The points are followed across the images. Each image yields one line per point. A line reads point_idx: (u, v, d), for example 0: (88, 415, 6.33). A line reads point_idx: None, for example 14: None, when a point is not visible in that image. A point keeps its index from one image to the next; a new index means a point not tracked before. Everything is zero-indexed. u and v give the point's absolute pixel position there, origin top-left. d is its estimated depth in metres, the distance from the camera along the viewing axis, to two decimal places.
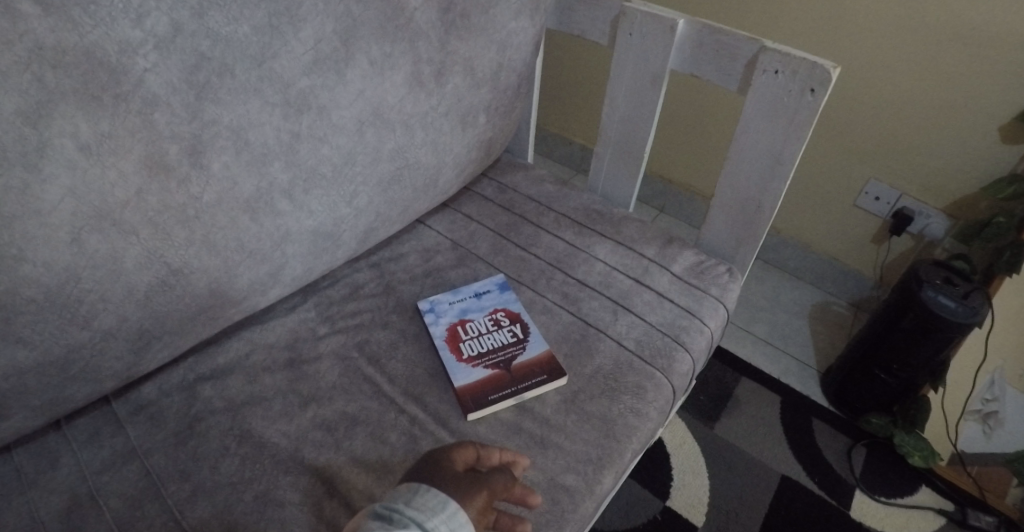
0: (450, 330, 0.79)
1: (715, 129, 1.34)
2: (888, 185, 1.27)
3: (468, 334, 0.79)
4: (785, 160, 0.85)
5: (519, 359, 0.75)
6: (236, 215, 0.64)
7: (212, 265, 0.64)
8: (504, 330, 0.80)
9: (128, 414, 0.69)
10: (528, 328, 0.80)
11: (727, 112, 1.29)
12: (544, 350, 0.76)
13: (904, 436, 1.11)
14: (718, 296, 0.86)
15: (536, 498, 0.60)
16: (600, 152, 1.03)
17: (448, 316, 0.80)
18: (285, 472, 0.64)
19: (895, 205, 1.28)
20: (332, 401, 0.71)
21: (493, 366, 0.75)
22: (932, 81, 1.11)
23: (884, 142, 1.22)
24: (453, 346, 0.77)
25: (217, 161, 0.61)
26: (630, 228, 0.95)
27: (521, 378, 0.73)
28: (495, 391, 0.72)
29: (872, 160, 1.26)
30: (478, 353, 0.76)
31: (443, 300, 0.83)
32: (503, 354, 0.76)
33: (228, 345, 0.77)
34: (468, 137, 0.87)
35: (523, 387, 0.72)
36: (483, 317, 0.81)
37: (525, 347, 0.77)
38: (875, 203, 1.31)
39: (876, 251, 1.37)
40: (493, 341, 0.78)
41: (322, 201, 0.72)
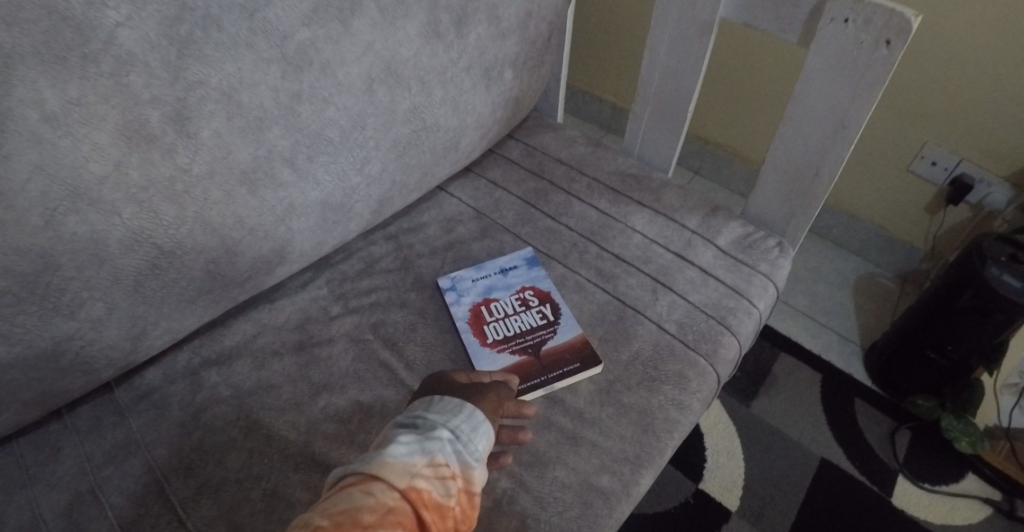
0: (473, 311, 0.72)
1: (767, 95, 1.23)
2: (946, 149, 1.15)
3: (492, 315, 0.72)
4: (850, 123, 0.75)
5: (549, 344, 0.69)
6: (232, 189, 0.57)
7: (209, 245, 0.58)
8: (532, 311, 0.73)
9: (132, 402, 0.65)
10: (559, 309, 0.73)
11: (783, 70, 1.17)
12: (577, 334, 0.70)
13: (952, 420, 1.04)
14: (768, 273, 0.78)
15: (531, 408, 0.62)
16: (638, 111, 0.93)
17: (471, 295, 0.74)
18: (294, 468, 0.60)
19: (954, 172, 1.16)
20: (345, 389, 0.65)
21: (520, 352, 0.69)
22: (1007, 35, 0.97)
23: (948, 101, 1.10)
24: (477, 329, 0.70)
25: (207, 129, 0.53)
26: (670, 195, 0.86)
27: (551, 366, 0.67)
28: (521, 380, 0.66)
29: (932, 121, 1.14)
30: (503, 337, 0.70)
31: (464, 276, 0.76)
32: (532, 338, 0.70)
33: (235, 326, 0.71)
34: (491, 95, 0.78)
35: (553, 376, 0.65)
36: (510, 297, 0.74)
37: (555, 331, 0.70)
38: (931, 169, 1.19)
39: (931, 218, 1.25)
40: (520, 324, 0.72)
41: (330, 169, 0.64)
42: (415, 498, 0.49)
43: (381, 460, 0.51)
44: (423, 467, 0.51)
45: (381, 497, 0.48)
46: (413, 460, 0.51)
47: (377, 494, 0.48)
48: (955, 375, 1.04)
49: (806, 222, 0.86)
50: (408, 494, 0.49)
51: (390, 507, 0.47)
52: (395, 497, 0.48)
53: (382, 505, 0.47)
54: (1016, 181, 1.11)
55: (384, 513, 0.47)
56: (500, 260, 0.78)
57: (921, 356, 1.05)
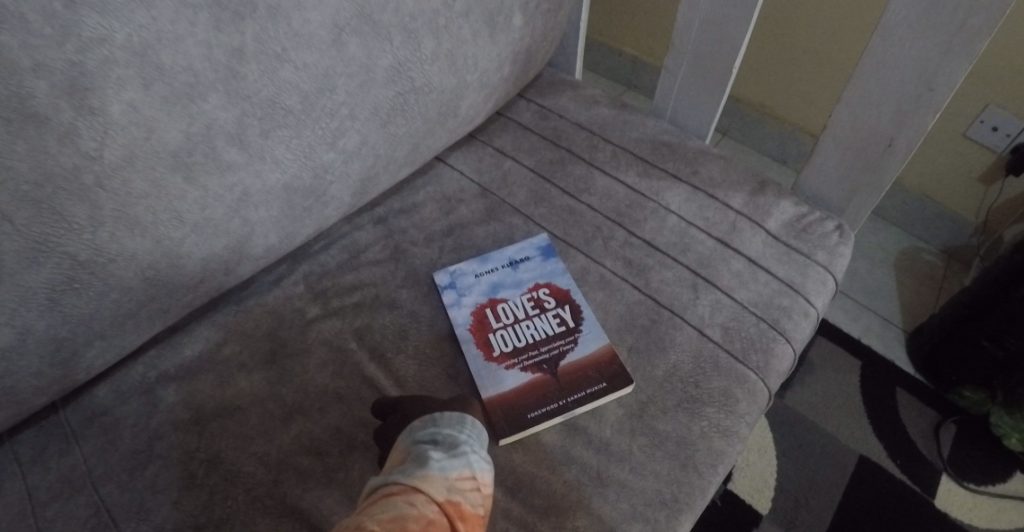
0: (477, 316, 0.61)
1: (817, 59, 1.11)
2: (1013, 114, 1.01)
3: (500, 322, 0.61)
4: (940, 82, 0.60)
5: (569, 359, 0.58)
6: (162, 177, 0.45)
7: (141, 247, 0.46)
8: (547, 315, 0.61)
9: (77, 427, 0.55)
10: (579, 312, 0.61)
11: (839, 33, 1.05)
12: (603, 345, 0.58)
13: (1001, 416, 0.94)
14: (826, 263, 0.66)
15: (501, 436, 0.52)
16: (671, 66, 0.78)
17: (474, 295, 0.62)
18: (262, 513, 0.50)
19: (1017, 139, 1.03)
20: (322, 413, 0.55)
21: (533, 369, 0.58)
22: None
23: None
24: (480, 338, 0.59)
25: (116, 102, 0.41)
26: (709, 166, 0.73)
27: (571, 386, 0.56)
28: (532, 404, 0.55)
29: (1004, 82, 0.99)
30: (513, 348, 0.59)
31: (465, 271, 0.64)
32: (548, 350, 0.59)
33: (198, 333, 0.61)
34: (497, 46, 0.64)
35: (574, 400, 0.55)
36: (521, 298, 0.63)
37: (576, 342, 0.59)
38: (991, 135, 1.05)
39: (984, 188, 1.12)
40: (534, 331, 0.60)
41: (293, 146, 0.51)
42: (454, 513, 0.41)
43: (416, 471, 0.43)
44: (456, 479, 0.44)
45: (422, 509, 0.40)
46: (447, 470, 0.44)
47: (417, 506, 0.40)
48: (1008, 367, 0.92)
49: (872, 201, 0.72)
50: (446, 509, 0.41)
51: (432, 521, 0.40)
52: (436, 511, 0.41)
53: (423, 517, 0.40)
54: None
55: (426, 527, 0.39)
56: (510, 250, 0.66)
57: (974, 345, 0.94)
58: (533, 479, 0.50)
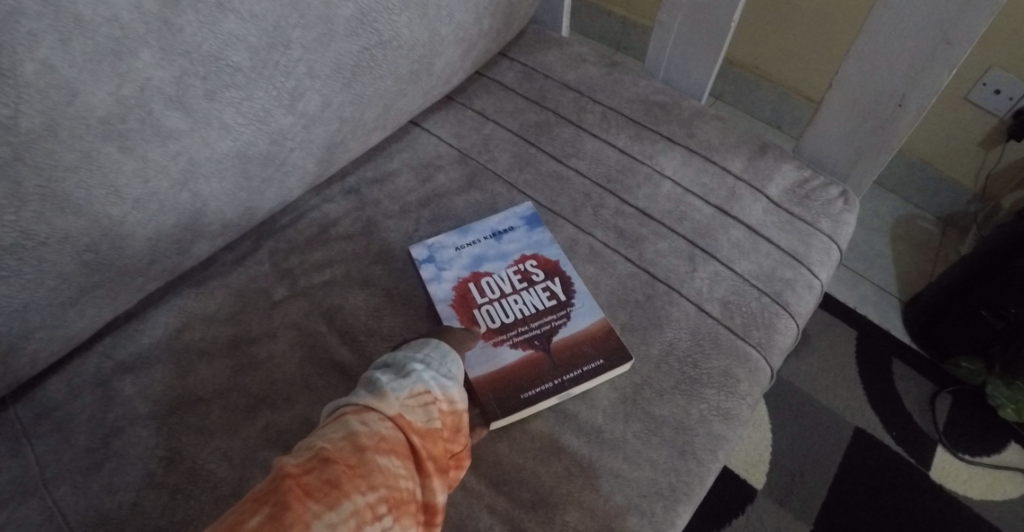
0: (459, 291, 0.56)
1: (816, 14, 1.06)
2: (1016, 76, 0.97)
3: (485, 297, 0.56)
4: (957, 35, 0.55)
5: (562, 335, 0.54)
6: (92, 146, 0.39)
7: (75, 229, 0.41)
8: (536, 289, 0.57)
9: (26, 424, 0.51)
10: (570, 285, 0.57)
11: None
12: (598, 319, 0.54)
13: (999, 386, 0.92)
14: (831, 232, 0.62)
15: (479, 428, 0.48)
16: (665, 20, 0.72)
17: (456, 269, 0.58)
18: (228, 514, 0.46)
19: (1019, 103, 0.99)
20: (291, 403, 0.51)
21: (523, 345, 0.53)
22: None
23: None
24: (464, 315, 0.55)
25: (29, 60, 0.35)
26: (706, 129, 0.68)
27: (565, 364, 0.52)
28: (525, 385, 0.51)
29: (1009, 41, 0.95)
30: (501, 324, 0.55)
31: (445, 244, 0.59)
32: (538, 326, 0.55)
33: (155, 319, 0.56)
34: None
35: (569, 379, 0.51)
36: (507, 272, 0.58)
37: (568, 318, 0.55)
38: (993, 98, 1.01)
39: (984, 155, 1.09)
40: (522, 306, 0.56)
41: (243, 109, 0.46)
42: (408, 428, 0.39)
43: (368, 392, 0.41)
44: (409, 394, 0.41)
45: (374, 425, 0.38)
46: (400, 387, 0.41)
47: (370, 423, 0.38)
48: (1006, 338, 0.90)
49: (880, 163, 0.68)
50: (401, 423, 0.39)
51: (385, 436, 0.38)
52: (390, 426, 0.39)
53: (376, 433, 0.38)
54: None
55: (379, 442, 0.37)
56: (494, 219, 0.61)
57: (973, 315, 0.91)
58: (520, 469, 0.47)
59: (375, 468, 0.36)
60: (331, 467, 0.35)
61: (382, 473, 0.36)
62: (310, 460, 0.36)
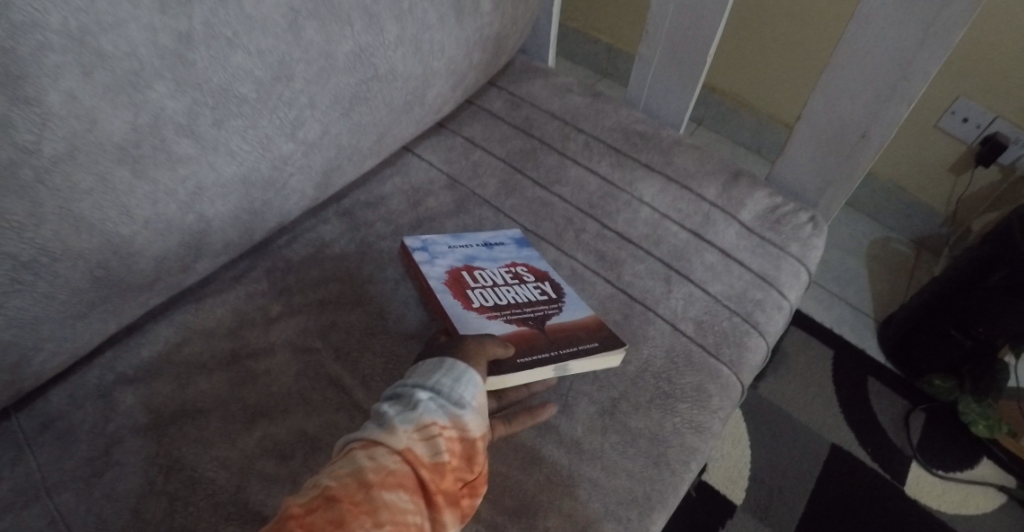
0: (452, 275, 0.58)
1: (796, 40, 1.12)
2: (981, 105, 1.06)
3: (477, 283, 0.58)
4: (914, 73, 0.60)
5: (554, 320, 0.56)
6: (109, 171, 0.42)
7: (89, 247, 0.44)
8: (528, 285, 0.59)
9: (26, 435, 0.53)
10: (560, 287, 0.60)
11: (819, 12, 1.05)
12: (588, 314, 0.57)
13: (970, 403, 0.96)
14: (800, 255, 0.66)
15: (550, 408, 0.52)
16: (645, 54, 0.77)
17: (449, 259, 0.60)
18: (225, 520, 0.48)
19: (986, 130, 1.08)
20: (287, 415, 0.53)
21: (517, 323, 0.55)
22: None
23: (994, 50, 0.99)
24: (456, 292, 0.57)
25: (55, 91, 0.38)
26: (684, 158, 0.72)
27: (561, 341, 0.54)
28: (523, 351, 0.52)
29: (972, 75, 1.04)
30: (494, 305, 0.56)
31: (439, 242, 0.62)
32: (531, 313, 0.56)
33: (154, 334, 0.58)
34: (465, 32, 0.62)
35: (566, 352, 0.53)
36: (498, 269, 0.60)
37: (561, 309, 0.57)
38: (961, 126, 1.10)
39: (954, 180, 1.17)
40: (514, 296, 0.58)
41: (249, 138, 0.49)
42: (415, 462, 0.41)
43: (378, 424, 0.43)
44: (415, 427, 0.43)
45: (381, 461, 0.40)
46: (407, 420, 0.43)
47: (376, 458, 0.41)
48: (975, 355, 0.95)
49: (847, 190, 0.71)
50: (408, 457, 0.41)
51: (391, 472, 0.40)
52: (396, 460, 0.41)
53: (383, 468, 0.40)
54: None
55: (385, 477, 0.40)
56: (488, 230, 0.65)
57: (943, 334, 0.96)
58: (504, 479, 0.49)
59: (380, 505, 0.38)
60: (337, 506, 0.38)
61: (386, 510, 0.38)
62: (317, 498, 0.39)
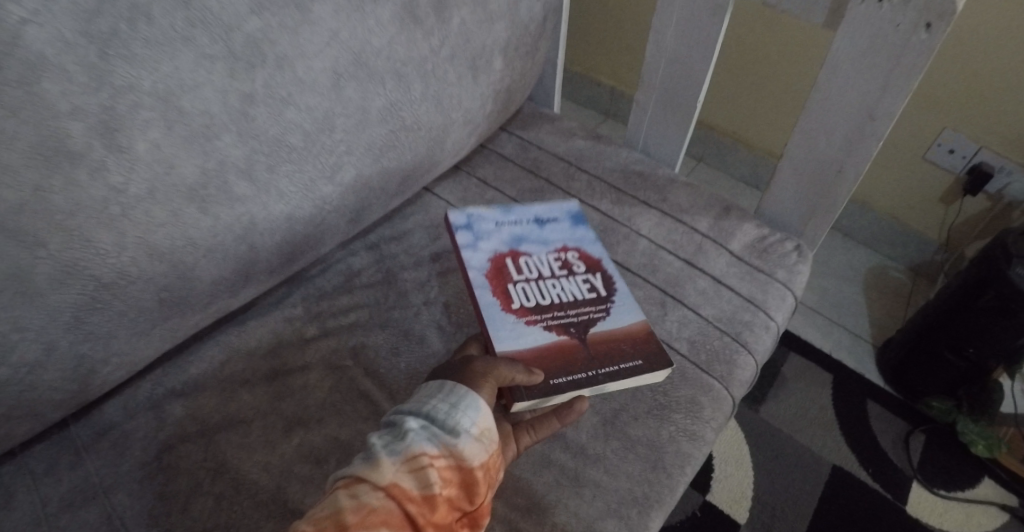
0: (499, 264, 0.67)
1: (782, 82, 1.21)
2: (965, 137, 1.12)
3: (522, 275, 0.67)
4: (881, 113, 0.65)
5: (598, 329, 0.62)
6: (179, 207, 0.50)
7: (158, 271, 0.51)
8: (569, 281, 0.67)
9: (87, 442, 0.59)
10: (598, 284, 0.67)
11: (799, 56, 1.15)
12: (629, 323, 0.63)
13: (968, 424, 1.00)
14: (786, 281, 0.72)
15: (582, 403, 0.57)
16: (642, 101, 0.85)
17: (495, 244, 0.69)
18: (267, 517, 0.53)
19: (972, 161, 1.14)
20: (321, 424, 0.59)
21: (558, 329, 0.62)
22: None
23: (970, 86, 1.07)
24: (501, 280, 0.65)
25: (143, 141, 0.46)
26: (678, 194, 0.80)
27: (602, 359, 0.60)
28: (561, 370, 0.58)
29: (952, 109, 1.11)
30: (535, 297, 0.64)
31: (485, 220, 0.71)
32: (574, 315, 0.64)
33: (201, 352, 0.65)
34: (480, 87, 0.71)
35: (604, 373, 0.59)
36: (541, 260, 0.69)
37: (599, 312, 0.64)
38: (948, 157, 1.16)
39: (946, 210, 1.23)
40: (555, 292, 0.66)
41: (295, 180, 0.57)
42: (399, 496, 0.46)
43: (367, 460, 0.48)
44: (401, 461, 0.47)
45: (364, 498, 0.45)
46: (392, 455, 0.47)
47: (360, 496, 0.45)
48: (971, 376, 0.98)
49: (828, 222, 0.76)
50: (391, 492, 0.45)
51: (374, 508, 0.44)
52: (380, 497, 0.45)
53: (364, 506, 0.44)
54: None
55: (366, 515, 0.44)
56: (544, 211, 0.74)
57: (938, 357, 1.00)
58: (517, 482, 0.54)
59: None
60: None
61: None
62: None
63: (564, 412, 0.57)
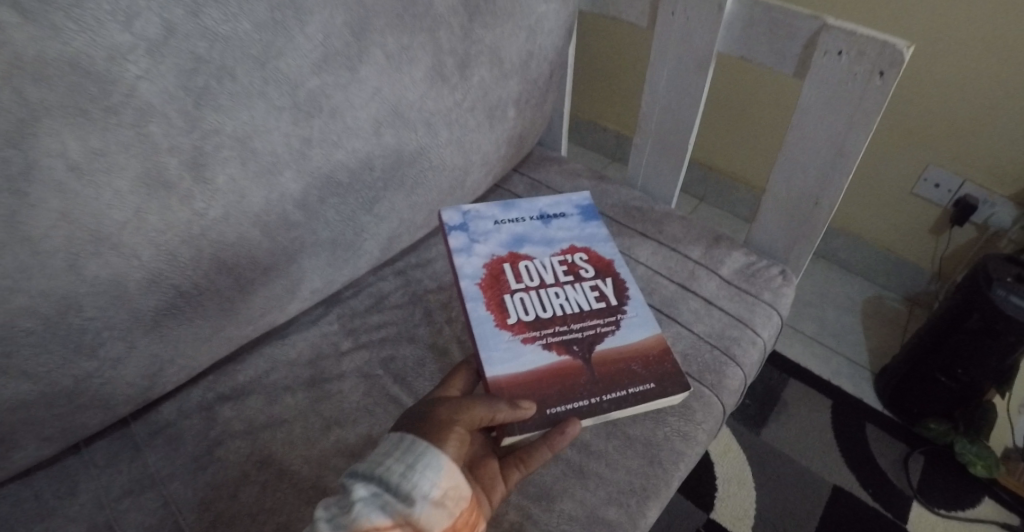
0: (497, 271, 0.72)
1: (766, 124, 1.32)
2: (949, 172, 1.21)
3: (519, 283, 0.72)
4: (847, 150, 0.74)
5: (601, 349, 0.66)
6: (245, 230, 0.60)
7: (223, 284, 0.61)
8: (567, 292, 0.72)
9: (146, 438, 0.67)
10: (596, 298, 0.71)
11: (778, 100, 1.26)
12: (631, 344, 0.67)
13: (966, 444, 1.03)
14: (771, 302, 0.79)
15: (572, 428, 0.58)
16: (640, 144, 0.95)
17: (493, 249, 0.75)
18: (307, 502, 0.61)
19: (957, 193, 1.22)
20: (355, 423, 0.67)
21: (558, 348, 0.65)
22: (994, 61, 1.05)
23: (949, 125, 1.16)
24: (499, 287, 0.70)
25: (222, 174, 0.56)
26: (673, 227, 0.88)
27: (605, 386, 0.63)
28: (563, 397, 0.61)
29: (934, 147, 1.20)
30: (533, 306, 0.69)
31: (486, 225, 0.78)
32: (576, 334, 0.67)
33: (248, 362, 0.73)
34: (496, 133, 0.81)
35: (609, 402, 0.62)
36: (540, 268, 0.74)
37: (597, 328, 0.68)
38: (935, 191, 1.24)
39: (936, 241, 1.31)
40: (554, 303, 0.70)
41: (340, 210, 0.67)
42: None
43: None
44: None
45: None
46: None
47: None
48: (965, 396, 1.03)
49: (810, 249, 0.84)
50: None
51: None
52: None
53: None
54: (1020, 200, 1.16)
55: None
56: (551, 208, 0.83)
57: (932, 380, 1.05)
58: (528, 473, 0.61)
59: None
60: None
61: None
62: None
63: (558, 438, 0.57)
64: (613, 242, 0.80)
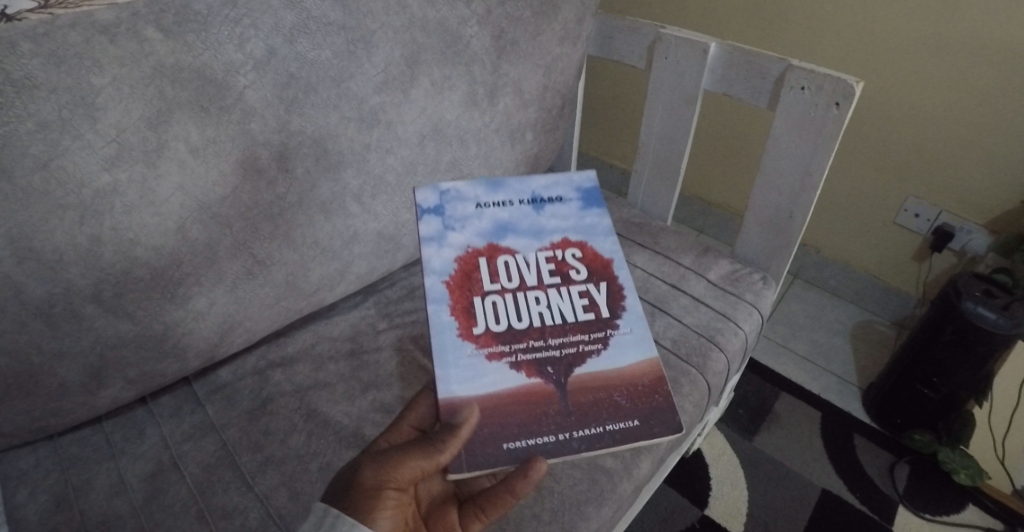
0: (470, 265, 0.72)
1: (747, 152, 1.47)
2: (926, 202, 1.33)
3: (495, 283, 0.71)
4: (814, 169, 0.86)
5: (582, 373, 0.66)
6: (313, 214, 0.73)
7: (290, 258, 0.74)
8: (549, 299, 0.71)
9: (206, 393, 0.77)
10: (579, 311, 0.71)
11: (755, 130, 1.43)
12: (613, 370, 0.67)
13: (949, 453, 1.10)
14: (753, 301, 0.90)
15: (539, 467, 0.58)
16: (639, 170, 1.09)
17: (470, 240, 0.74)
18: (347, 447, 0.71)
19: (935, 222, 1.33)
20: (389, 387, 0.77)
21: (527, 367, 0.66)
22: (951, 102, 1.20)
23: (920, 158, 1.29)
24: (471, 289, 0.70)
25: (300, 168, 0.70)
26: (668, 238, 1.01)
27: (581, 419, 0.64)
28: (533, 429, 0.62)
29: (910, 179, 1.33)
30: (506, 313, 0.69)
31: (467, 206, 0.77)
32: (547, 353, 0.67)
33: (297, 336, 0.84)
34: (516, 152, 0.95)
35: (581, 440, 0.62)
36: (524, 266, 0.73)
37: (575, 345, 0.68)
38: (915, 221, 1.36)
39: (918, 268, 1.41)
40: (529, 312, 0.70)
41: (387, 206, 0.80)
42: None
43: None
44: None
45: None
46: None
47: None
48: (946, 406, 1.11)
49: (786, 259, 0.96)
50: None
51: None
52: None
53: None
54: (990, 229, 1.28)
55: None
56: (545, 190, 0.80)
57: (916, 391, 1.13)
58: None
59: None
60: None
61: None
62: None
63: (519, 483, 0.58)
64: (613, 235, 0.79)
